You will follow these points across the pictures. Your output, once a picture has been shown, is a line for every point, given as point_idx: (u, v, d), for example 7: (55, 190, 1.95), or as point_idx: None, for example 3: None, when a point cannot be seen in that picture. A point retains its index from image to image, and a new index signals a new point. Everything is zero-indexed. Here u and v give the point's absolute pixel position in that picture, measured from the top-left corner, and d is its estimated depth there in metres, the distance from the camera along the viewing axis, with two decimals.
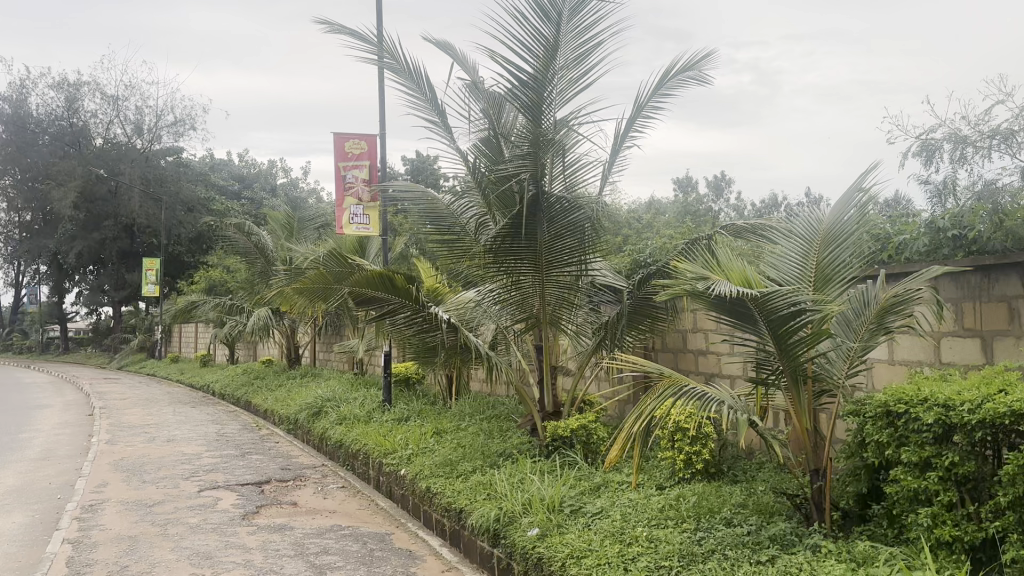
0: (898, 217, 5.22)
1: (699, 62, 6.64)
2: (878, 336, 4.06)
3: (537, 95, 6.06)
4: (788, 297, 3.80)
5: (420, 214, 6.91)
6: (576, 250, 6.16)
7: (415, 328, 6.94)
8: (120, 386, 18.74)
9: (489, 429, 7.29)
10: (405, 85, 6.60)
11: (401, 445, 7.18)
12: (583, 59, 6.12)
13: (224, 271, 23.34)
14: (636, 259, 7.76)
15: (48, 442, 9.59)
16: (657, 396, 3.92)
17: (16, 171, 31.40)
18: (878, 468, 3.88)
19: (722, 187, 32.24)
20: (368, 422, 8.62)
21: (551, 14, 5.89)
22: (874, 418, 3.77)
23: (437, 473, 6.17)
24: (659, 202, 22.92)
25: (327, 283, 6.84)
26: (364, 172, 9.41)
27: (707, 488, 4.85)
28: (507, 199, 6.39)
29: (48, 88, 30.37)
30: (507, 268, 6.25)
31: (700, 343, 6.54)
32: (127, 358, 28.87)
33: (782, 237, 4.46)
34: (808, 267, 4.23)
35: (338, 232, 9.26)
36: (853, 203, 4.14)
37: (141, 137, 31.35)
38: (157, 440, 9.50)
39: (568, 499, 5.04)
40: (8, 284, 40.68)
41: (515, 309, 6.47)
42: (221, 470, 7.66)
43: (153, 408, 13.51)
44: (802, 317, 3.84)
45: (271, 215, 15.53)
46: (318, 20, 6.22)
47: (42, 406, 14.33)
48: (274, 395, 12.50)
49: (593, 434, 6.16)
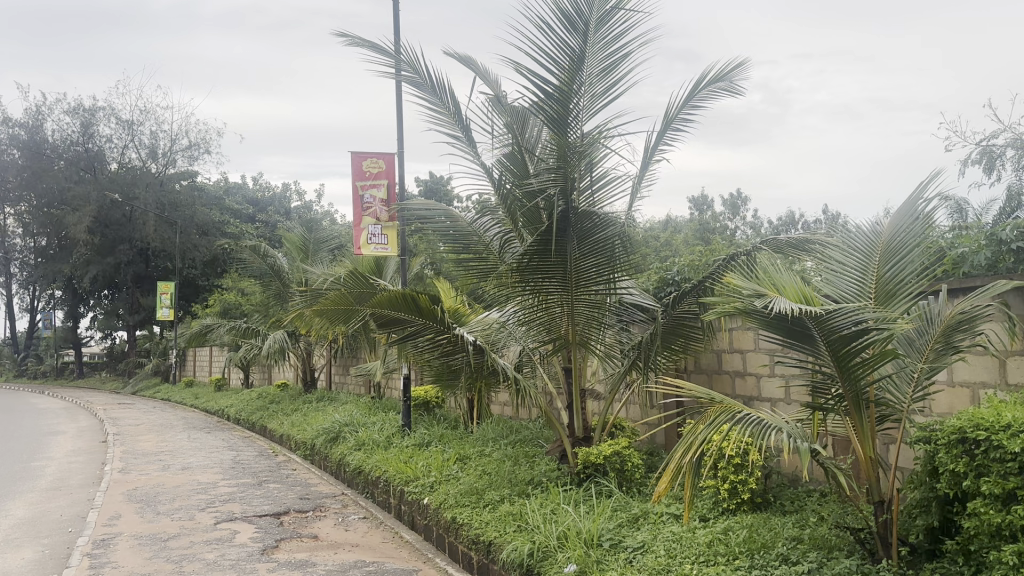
0: (952, 231, 4.93)
1: (731, 73, 6.40)
2: (946, 357, 3.78)
3: (562, 107, 5.80)
4: (850, 315, 3.55)
5: (439, 232, 6.61)
6: (605, 268, 5.89)
7: (438, 351, 6.67)
8: (134, 411, 18.56)
9: (514, 455, 6.99)
10: (427, 99, 6.39)
11: (423, 472, 6.90)
12: (609, 72, 5.89)
13: (238, 294, 23.22)
14: (663, 276, 7.47)
15: (60, 471, 9.35)
16: (709, 425, 3.64)
17: (32, 197, 31.52)
18: (950, 500, 3.57)
19: (738, 205, 31.89)
20: (387, 448, 8.34)
21: (578, 24, 5.66)
22: (947, 445, 3.48)
23: (463, 503, 5.88)
24: (676, 220, 22.68)
25: (348, 304, 6.60)
26: (383, 192, 9.21)
27: (757, 520, 4.55)
28: (533, 217, 6.18)
29: (64, 113, 30.51)
30: (534, 287, 5.97)
31: (737, 365, 6.24)
32: (142, 382, 28.71)
33: (835, 249, 4.19)
34: (868, 283, 3.96)
35: (355, 252, 9.04)
36: (916, 212, 3.89)
37: (156, 162, 31.70)
38: (171, 468, 9.25)
39: (606, 532, 4.73)
40: (24, 309, 40.89)
41: (542, 329, 6.22)
42: (238, 500, 7.39)
43: (168, 434, 13.28)
44: (866, 337, 3.58)
45: (286, 237, 15.37)
46: (336, 33, 6.02)
47: (55, 432, 14.11)
48: (290, 419, 12.25)
49: (628, 461, 5.86)
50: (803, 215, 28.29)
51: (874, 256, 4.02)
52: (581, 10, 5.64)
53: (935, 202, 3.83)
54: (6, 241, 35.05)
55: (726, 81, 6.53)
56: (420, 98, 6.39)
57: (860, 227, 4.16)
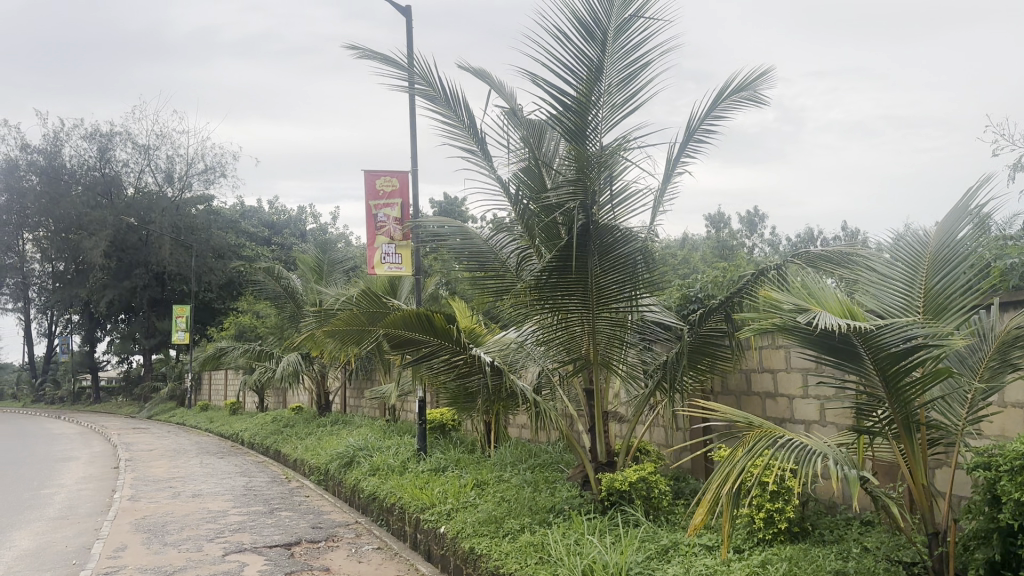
0: (997, 240, 4.64)
1: (755, 81, 6.16)
2: (1002, 375, 3.49)
3: (581, 119, 5.58)
4: (902, 330, 3.28)
5: (454, 250, 6.39)
6: (627, 285, 5.64)
7: (453, 373, 6.43)
8: (148, 436, 18.38)
9: (534, 480, 6.72)
10: (440, 113, 6.18)
11: (440, 499, 6.63)
12: (628, 83, 5.66)
13: (253, 317, 23.12)
14: (685, 293, 7.22)
15: (70, 499, 9.14)
16: (747, 452, 3.37)
17: (50, 222, 31.65)
18: (1014, 532, 3.25)
19: (755, 223, 31.52)
20: (402, 473, 8.08)
21: (596, 34, 5.46)
22: (1010, 472, 3.18)
23: (481, 533, 5.59)
24: (694, 238, 22.42)
25: (361, 325, 6.35)
26: (396, 211, 9.02)
27: (796, 551, 4.25)
28: (551, 233, 5.95)
29: (81, 139, 30.70)
30: (553, 305, 5.72)
31: (768, 386, 5.95)
32: (158, 406, 28.59)
33: (879, 262, 3.91)
34: (915, 296, 3.69)
35: (369, 272, 8.82)
36: (966, 221, 3.60)
37: (172, 186, 31.85)
38: (182, 496, 9.02)
39: (635, 565, 4.42)
40: (43, 333, 41.06)
41: (562, 349, 5.98)
42: (249, 530, 7.14)
43: (181, 459, 13.07)
44: (916, 355, 3.31)
45: (300, 258, 15.22)
46: (346, 46, 5.83)
47: (68, 458, 13.91)
48: (305, 443, 12.02)
49: (654, 487, 5.57)
50: (822, 232, 28.03)
51: (921, 266, 3.74)
52: (598, 18, 5.43)
53: (986, 208, 3.54)
54: (24, 267, 35.22)
55: (750, 90, 6.29)
56: (433, 112, 6.18)
57: (902, 237, 3.87)
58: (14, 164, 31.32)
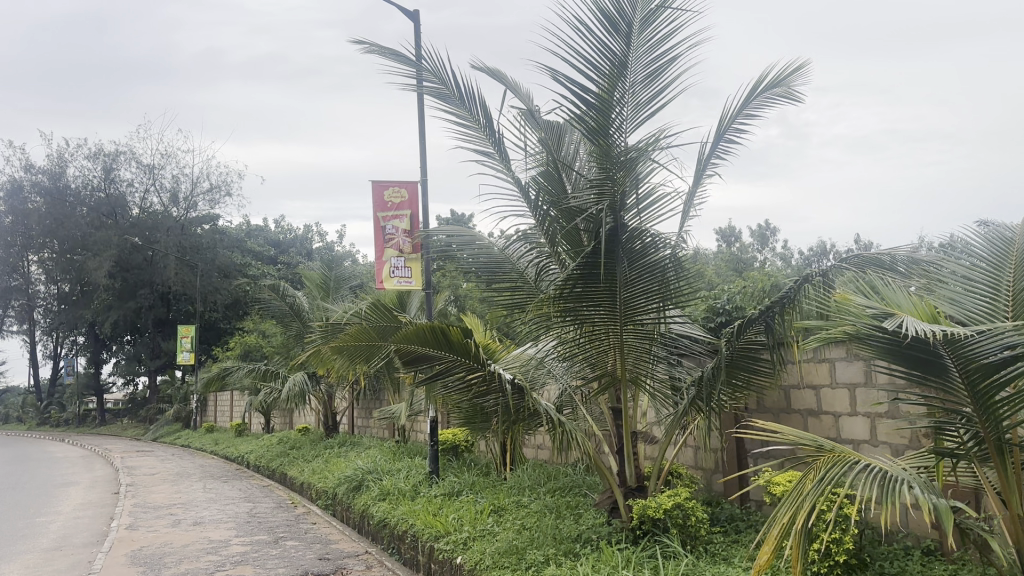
0: None
1: (791, 76, 5.64)
2: None
3: (602, 119, 5.05)
4: (996, 337, 2.86)
5: (470, 263, 5.97)
6: (657, 296, 5.20)
7: (471, 391, 5.93)
8: (151, 460, 17.96)
9: (554, 506, 6.25)
10: (454, 113, 5.78)
11: (455, 526, 6.15)
12: (655, 78, 5.09)
13: (258, 336, 22.76)
14: (712, 304, 6.76)
15: (64, 528, 8.70)
16: (820, 482, 2.97)
17: (55, 244, 31.47)
18: None
19: (767, 236, 31.12)
20: (413, 498, 7.63)
21: (620, 26, 4.92)
22: None
23: (501, 565, 5.12)
24: (704, 253, 22.03)
25: (371, 340, 5.99)
26: (405, 222, 8.59)
27: None
28: (576, 240, 5.46)
29: (84, 159, 30.51)
30: (577, 316, 5.28)
31: (810, 403, 5.49)
32: (163, 428, 28.17)
33: (958, 262, 3.48)
34: (1002, 302, 3.27)
35: (378, 287, 8.41)
36: None
37: (177, 207, 31.55)
38: (182, 524, 8.58)
39: None
40: (48, 356, 40.87)
41: (585, 365, 5.56)
42: (251, 562, 6.69)
43: (183, 484, 12.65)
44: (1015, 368, 2.86)
45: (305, 275, 14.85)
46: (350, 40, 5.42)
47: (67, 484, 13.47)
48: (310, 466, 11.56)
49: (691, 514, 5.09)
50: (835, 245, 27.72)
51: (1007, 267, 3.35)
52: (623, 7, 4.88)
53: None
54: (29, 288, 35.05)
55: (784, 86, 5.78)
56: (446, 111, 5.77)
57: (967, 245, 3.46)
58: (19, 185, 31.23)
